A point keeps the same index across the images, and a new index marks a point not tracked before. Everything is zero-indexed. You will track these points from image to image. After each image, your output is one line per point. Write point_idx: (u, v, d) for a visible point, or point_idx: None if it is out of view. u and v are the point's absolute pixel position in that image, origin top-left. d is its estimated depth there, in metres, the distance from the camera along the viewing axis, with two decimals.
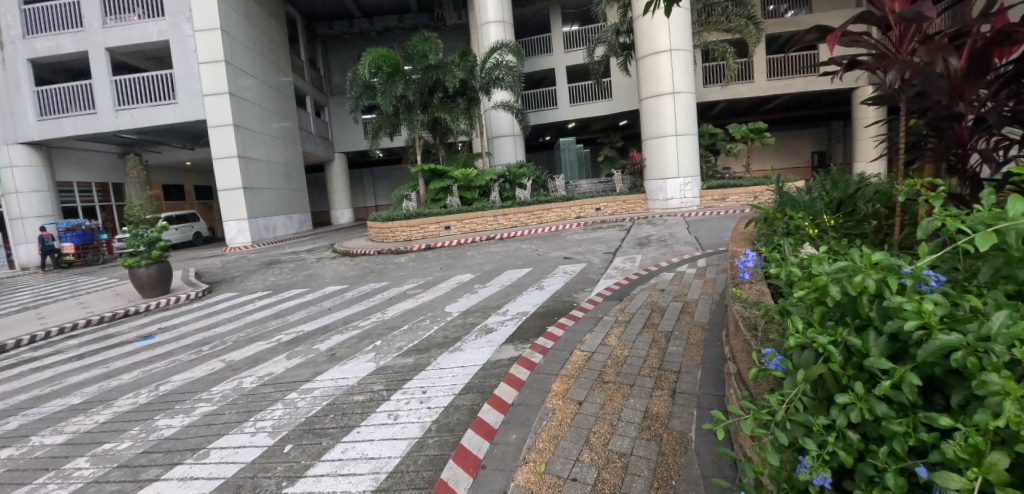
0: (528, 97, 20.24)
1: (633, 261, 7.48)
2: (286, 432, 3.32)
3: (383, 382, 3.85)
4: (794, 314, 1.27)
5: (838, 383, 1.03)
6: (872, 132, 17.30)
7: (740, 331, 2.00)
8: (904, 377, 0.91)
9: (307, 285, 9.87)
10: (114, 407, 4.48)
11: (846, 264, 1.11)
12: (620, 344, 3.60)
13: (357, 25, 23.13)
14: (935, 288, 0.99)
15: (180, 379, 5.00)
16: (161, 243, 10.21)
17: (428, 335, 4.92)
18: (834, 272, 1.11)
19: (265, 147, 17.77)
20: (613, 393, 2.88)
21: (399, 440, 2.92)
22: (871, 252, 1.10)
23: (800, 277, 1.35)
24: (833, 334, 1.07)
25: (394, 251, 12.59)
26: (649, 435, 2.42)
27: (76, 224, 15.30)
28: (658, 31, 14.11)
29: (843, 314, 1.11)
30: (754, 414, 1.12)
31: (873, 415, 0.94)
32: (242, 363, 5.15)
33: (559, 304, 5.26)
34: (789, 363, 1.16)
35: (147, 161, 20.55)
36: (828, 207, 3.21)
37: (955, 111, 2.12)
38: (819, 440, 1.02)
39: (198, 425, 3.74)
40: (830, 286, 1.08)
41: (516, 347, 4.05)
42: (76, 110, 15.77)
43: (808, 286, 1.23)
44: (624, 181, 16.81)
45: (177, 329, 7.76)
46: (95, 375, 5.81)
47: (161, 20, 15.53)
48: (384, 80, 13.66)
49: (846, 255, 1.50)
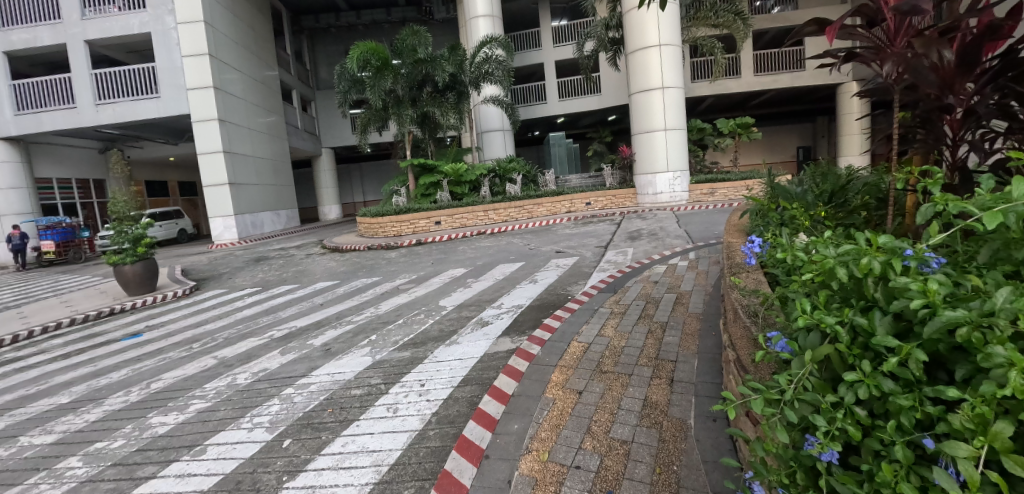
0: (517, 92, 20.20)
1: (624, 254, 7.56)
2: (284, 427, 3.30)
3: (380, 376, 3.84)
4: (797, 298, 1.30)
5: (843, 362, 1.07)
6: (856, 127, 17.65)
7: (741, 316, 2.05)
8: (910, 354, 0.95)
9: (298, 281, 9.81)
10: (105, 406, 4.41)
11: (853, 247, 1.13)
12: (617, 335, 3.64)
13: (344, 18, 22.84)
14: (937, 269, 1.03)
15: (172, 377, 4.95)
16: (146, 239, 10.06)
17: (423, 329, 4.92)
18: (839, 256, 1.14)
19: (252, 143, 17.52)
20: (612, 383, 2.92)
21: (399, 432, 2.93)
22: (874, 235, 1.14)
23: (801, 260, 1.39)
24: (839, 315, 1.10)
25: (384, 247, 12.54)
26: (650, 422, 2.47)
27: (56, 221, 14.98)
28: (649, 26, 14.20)
29: (847, 296, 1.14)
30: (764, 395, 1.16)
31: (881, 392, 0.97)
32: (235, 359, 5.11)
33: (553, 297, 5.30)
34: (795, 344, 1.20)
35: (128, 157, 20.14)
36: (821, 198, 3.25)
37: (945, 104, 2.17)
38: (827, 417, 1.05)
39: (193, 422, 3.71)
40: (837, 269, 1.10)
41: (512, 340, 4.07)
42: (55, 104, 15.39)
43: (813, 269, 1.25)
44: (614, 176, 16.89)
45: (165, 327, 7.64)
46: (83, 374, 5.72)
47: (142, 12, 15.23)
48: (373, 74, 13.48)
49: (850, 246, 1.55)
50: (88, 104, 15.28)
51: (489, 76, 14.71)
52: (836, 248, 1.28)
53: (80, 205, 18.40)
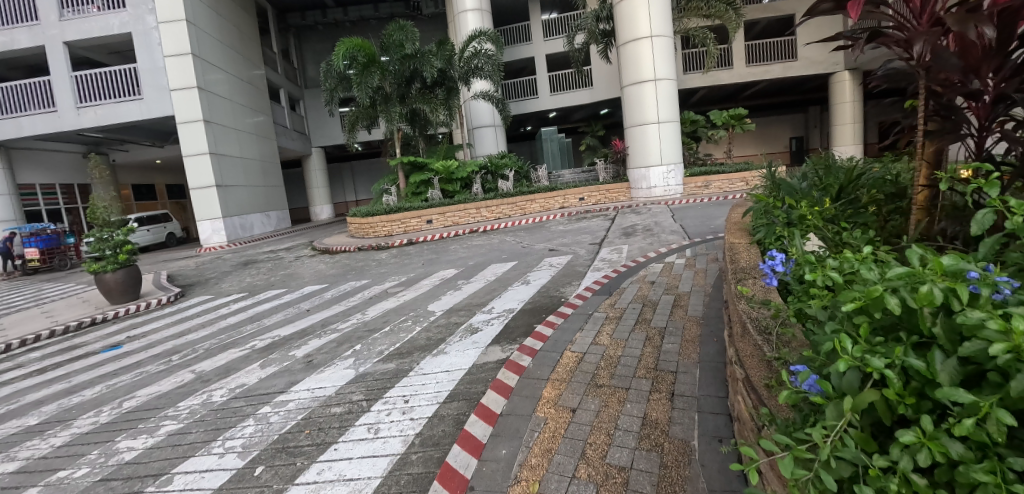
0: (508, 87, 19.88)
1: (619, 252, 7.34)
2: (257, 452, 3.08)
3: (362, 392, 3.60)
4: (829, 325, 1.06)
5: (893, 413, 0.86)
6: (849, 116, 17.47)
7: (750, 331, 1.84)
8: (991, 412, 0.72)
9: (285, 286, 9.55)
10: (73, 428, 4.16)
11: (905, 267, 0.90)
12: (613, 343, 3.41)
13: (331, 15, 22.42)
14: (1013, 299, 0.80)
15: (146, 394, 4.69)
16: (128, 246, 9.74)
17: (411, 337, 4.66)
18: (888, 280, 0.91)
19: (239, 144, 17.13)
20: (609, 398, 2.70)
21: (379, 457, 2.71)
22: (933, 255, 0.91)
23: (832, 279, 1.14)
24: (888, 354, 0.87)
25: (374, 248, 12.28)
26: (649, 445, 2.26)
27: (40, 228, 14.60)
28: (640, 16, 13.94)
29: (898, 330, 0.91)
30: (794, 453, 0.93)
31: (948, 458, 0.75)
32: (213, 373, 4.84)
33: (546, 300, 5.06)
34: (829, 386, 0.97)
35: (113, 160, 19.71)
36: (830, 193, 3.02)
37: (971, 89, 1.92)
38: (877, 486, 0.83)
39: (163, 446, 3.47)
40: (887, 296, 0.87)
41: (503, 349, 3.85)
42: (34, 108, 14.98)
43: (851, 290, 1.02)
44: (607, 170, 16.67)
45: (147, 337, 7.37)
46: (56, 392, 5.45)
47: (122, 11, 14.82)
48: (360, 71, 13.12)
49: (884, 260, 1.34)
50: (69, 108, 14.88)
51: (479, 72, 14.41)
52: (878, 268, 1.06)
53: (65, 211, 18.00)
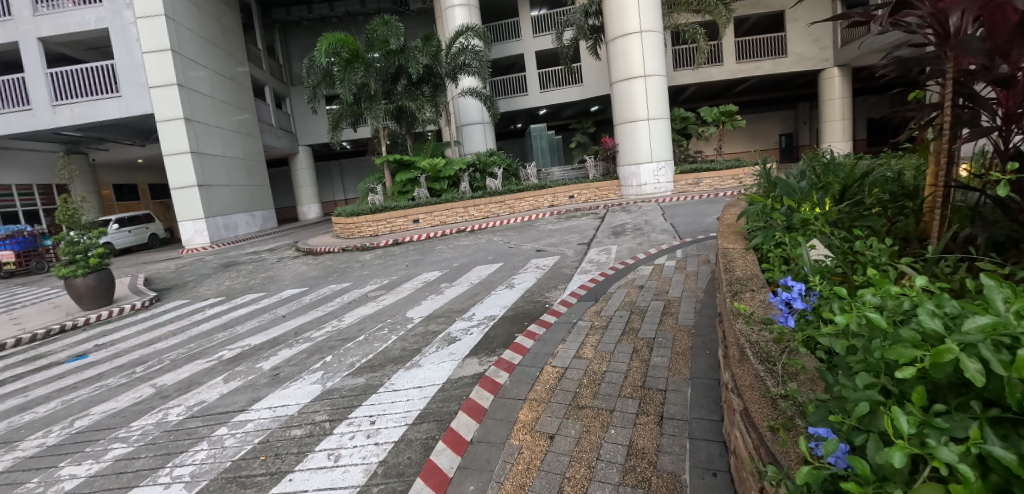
0: (497, 84, 19.57)
1: (608, 253, 7.09)
2: (205, 482, 2.69)
3: (327, 411, 3.25)
4: (866, 388, 0.84)
5: None
6: (838, 112, 17.40)
7: (749, 356, 1.62)
8: None
9: (264, 289, 9.16)
10: (15, 452, 3.65)
11: (984, 318, 0.69)
12: (597, 357, 3.16)
13: (317, 11, 21.93)
14: None
15: (100, 411, 4.15)
16: (100, 249, 9.35)
17: (385, 348, 4.35)
18: (959, 335, 0.69)
19: (221, 142, 16.65)
20: (591, 422, 2.45)
21: (337, 490, 2.38)
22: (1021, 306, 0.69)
23: (872, 327, 0.92)
24: (968, 440, 0.65)
25: (359, 249, 11.93)
26: (635, 479, 2.01)
27: (16, 230, 14.05)
28: (629, 11, 13.71)
29: (975, 407, 0.68)
30: None
31: None
32: (173, 388, 4.35)
33: (529, 306, 4.79)
34: (868, 467, 0.74)
35: (92, 160, 19.09)
36: (830, 195, 2.79)
37: (1002, 76, 1.66)
38: None
39: (107, 474, 3.03)
40: (964, 361, 0.65)
41: (480, 361, 3.57)
42: (8, 106, 14.40)
43: (901, 341, 0.79)
44: (597, 167, 16.47)
45: (116, 346, 6.96)
46: (9, 408, 4.99)
47: (99, 6, 14.31)
48: (344, 67, 12.69)
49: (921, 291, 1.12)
50: (44, 106, 14.34)
51: (466, 68, 14.08)
52: (930, 310, 0.84)
53: (43, 212, 17.36)
